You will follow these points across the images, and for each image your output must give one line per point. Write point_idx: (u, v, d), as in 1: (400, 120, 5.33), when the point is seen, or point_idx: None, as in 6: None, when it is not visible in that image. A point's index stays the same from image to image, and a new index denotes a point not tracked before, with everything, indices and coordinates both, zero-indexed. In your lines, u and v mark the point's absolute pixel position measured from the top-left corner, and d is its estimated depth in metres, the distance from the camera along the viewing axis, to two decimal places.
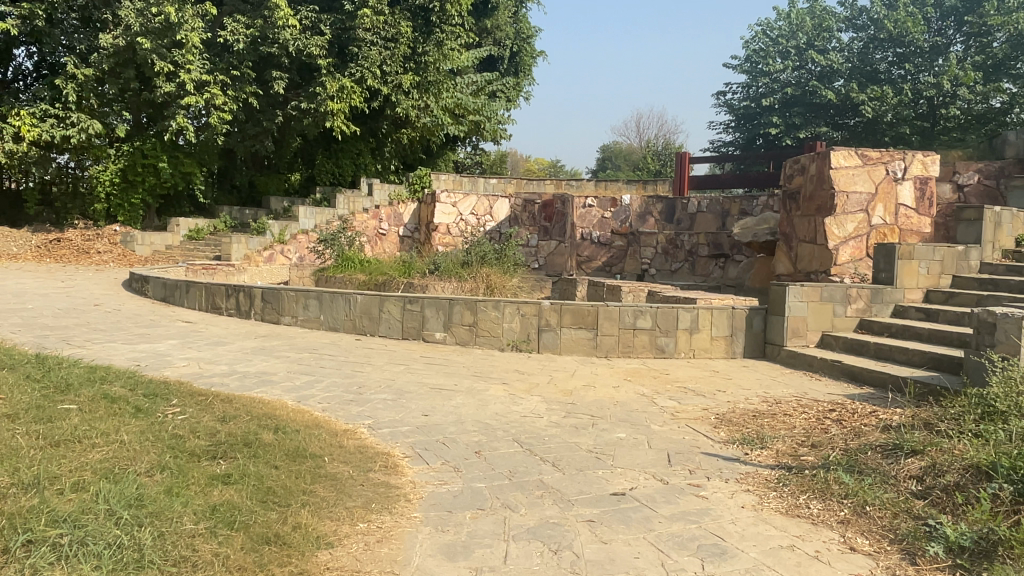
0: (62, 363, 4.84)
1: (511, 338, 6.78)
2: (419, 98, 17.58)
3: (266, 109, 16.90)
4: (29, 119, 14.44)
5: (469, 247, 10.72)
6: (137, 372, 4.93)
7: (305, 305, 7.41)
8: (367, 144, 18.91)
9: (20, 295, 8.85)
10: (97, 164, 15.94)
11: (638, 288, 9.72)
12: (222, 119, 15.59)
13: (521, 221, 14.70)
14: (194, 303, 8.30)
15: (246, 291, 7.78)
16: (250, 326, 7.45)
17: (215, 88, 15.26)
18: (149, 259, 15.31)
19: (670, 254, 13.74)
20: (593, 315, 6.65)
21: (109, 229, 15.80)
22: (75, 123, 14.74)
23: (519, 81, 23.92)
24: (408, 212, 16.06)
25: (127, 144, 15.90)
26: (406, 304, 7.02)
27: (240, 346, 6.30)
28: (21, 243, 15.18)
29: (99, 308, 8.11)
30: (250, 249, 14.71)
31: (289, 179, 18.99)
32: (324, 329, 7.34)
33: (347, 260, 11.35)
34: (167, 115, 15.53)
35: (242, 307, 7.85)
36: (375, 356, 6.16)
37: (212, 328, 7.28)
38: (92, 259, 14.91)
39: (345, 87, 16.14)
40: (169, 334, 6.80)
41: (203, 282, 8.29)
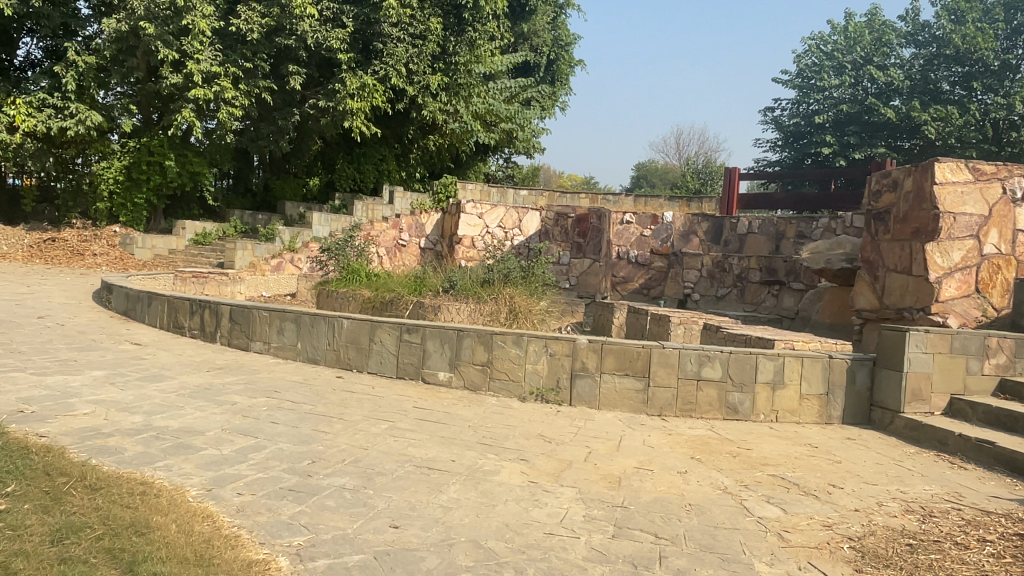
0: None
1: (535, 385, 5.20)
2: (447, 101, 16.19)
3: (281, 107, 15.67)
4: (26, 108, 13.20)
5: (491, 263, 9.17)
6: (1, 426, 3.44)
7: (280, 329, 5.94)
8: (391, 149, 17.66)
9: None
10: (101, 160, 14.76)
11: (690, 320, 8.10)
12: (232, 115, 14.35)
13: (552, 236, 13.19)
14: (156, 320, 6.88)
15: (212, 308, 6.34)
16: (211, 353, 5.97)
17: (226, 82, 14.01)
18: (148, 264, 13.96)
19: (716, 278, 12.02)
20: (644, 360, 5.04)
21: (108, 231, 14.59)
22: (74, 114, 13.49)
23: (555, 91, 22.59)
24: (430, 223, 14.65)
25: (133, 140, 14.68)
26: (404, 334, 5.48)
27: (182, 384, 4.80)
28: (12, 242, 13.88)
29: (41, 320, 6.68)
30: (256, 256, 13.32)
31: (307, 184, 17.61)
32: (301, 360, 5.85)
33: (352, 273, 9.81)
34: (174, 108, 14.29)
35: (207, 328, 6.40)
36: (353, 403, 4.62)
37: (163, 354, 5.80)
38: (85, 262, 13.60)
39: (366, 84, 14.75)
40: (104, 361, 5.32)
41: (167, 294, 6.87)
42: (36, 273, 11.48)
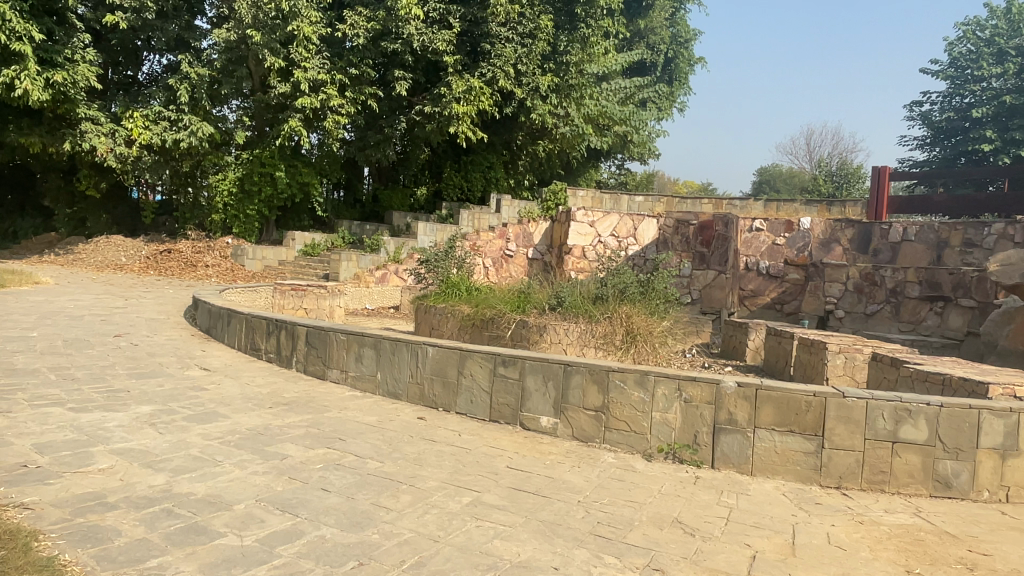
0: None
1: (666, 440, 4.02)
2: (557, 103, 15.23)
3: (388, 114, 15.18)
4: (143, 121, 13.36)
5: (604, 275, 7.96)
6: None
7: (358, 356, 5.04)
8: (499, 156, 16.85)
9: (46, 316, 7.10)
10: (216, 172, 14.73)
11: (851, 347, 6.62)
12: (339, 123, 13.93)
13: (672, 245, 11.81)
14: (235, 340, 6.20)
15: (288, 329, 5.56)
16: (282, 382, 5.16)
17: (332, 89, 13.65)
18: (257, 275, 13.61)
19: (864, 293, 10.22)
20: (816, 412, 3.77)
21: (221, 242, 14.44)
22: (187, 126, 13.49)
23: (673, 90, 21.18)
24: (539, 232, 13.54)
25: (245, 151, 14.54)
26: (499, 367, 4.44)
27: (233, 427, 3.97)
28: (131, 254, 14.05)
29: (116, 340, 6.15)
30: (361, 267, 12.80)
31: (415, 194, 17.02)
32: (381, 394, 4.92)
33: (451, 287, 8.76)
34: (282, 118, 14.04)
35: (283, 352, 5.61)
36: (431, 460, 3.61)
37: (228, 383, 5.04)
38: (196, 273, 13.44)
39: (473, 87, 13.90)
40: (159, 393, 4.59)
41: (245, 312, 6.18)
42: (144, 285, 11.36)
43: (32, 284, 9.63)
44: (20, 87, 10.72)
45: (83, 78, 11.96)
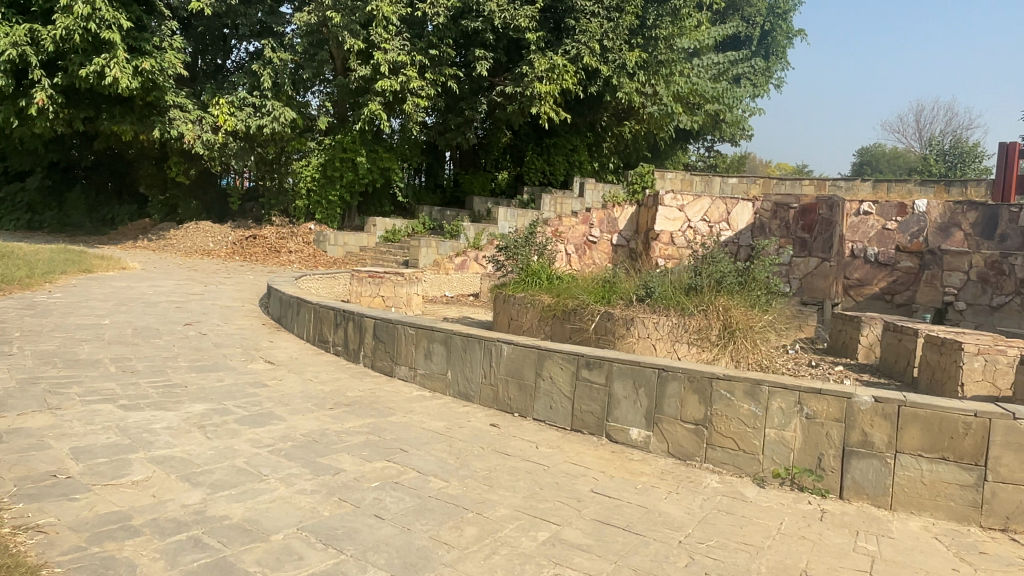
0: None
1: (783, 463, 3.37)
2: (645, 81, 14.41)
3: (469, 96, 14.74)
4: (228, 107, 13.47)
5: (697, 261, 7.21)
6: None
7: (427, 352, 4.59)
8: (583, 138, 16.17)
9: (124, 303, 7.03)
10: (300, 159, 14.71)
11: (991, 349, 5.69)
12: (419, 106, 13.54)
13: (770, 231, 10.73)
14: (303, 331, 5.87)
15: (355, 320, 5.16)
16: (347, 378, 4.76)
17: (412, 71, 13.24)
18: (338, 261, 13.41)
19: (990, 283, 8.73)
20: (976, 437, 3.03)
21: (304, 228, 14.35)
22: (270, 112, 13.48)
23: (769, 65, 19.87)
24: (624, 217, 12.94)
25: (328, 137, 14.42)
26: (583, 370, 3.90)
27: (287, 432, 3.58)
28: (218, 240, 14.21)
29: (185, 329, 5.94)
30: (440, 254, 12.48)
31: (496, 178, 16.52)
32: (451, 395, 4.46)
33: (532, 275, 8.22)
34: (363, 102, 13.82)
35: (350, 345, 5.23)
36: (503, 481, 3.09)
37: (290, 378, 4.68)
38: (280, 258, 13.41)
39: (556, 65, 13.23)
40: (217, 390, 4.27)
41: (314, 301, 5.83)
42: (226, 270, 11.37)
43: (119, 270, 9.73)
44: (110, 75, 10.86)
45: (171, 64, 12.08)
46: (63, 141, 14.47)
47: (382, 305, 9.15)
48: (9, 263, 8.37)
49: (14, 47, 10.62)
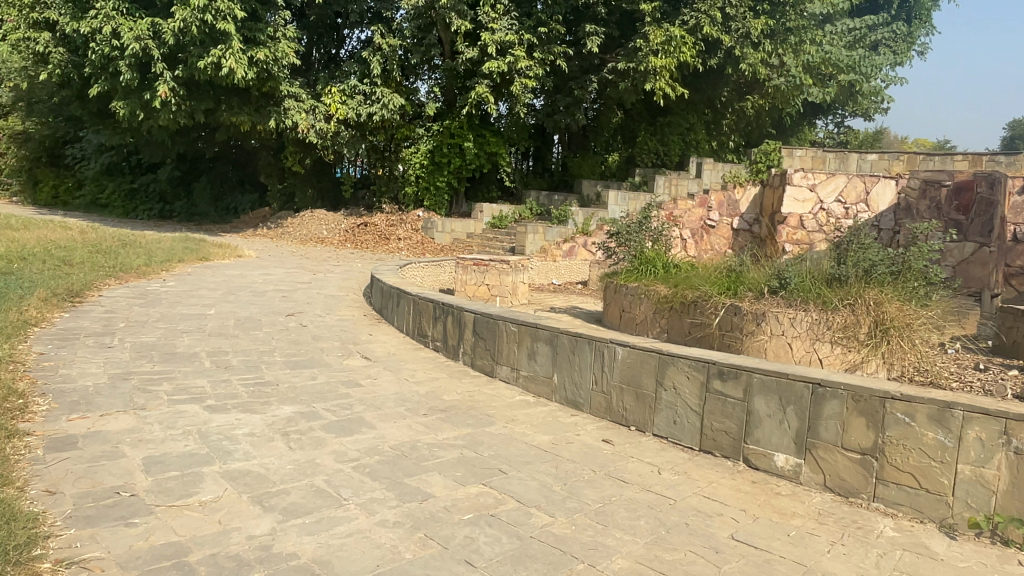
0: None
1: (982, 510, 2.62)
2: (771, 50, 13.23)
3: (579, 75, 14.07)
4: (339, 96, 13.50)
5: (839, 244, 6.30)
6: (29, 546, 2.05)
7: (531, 352, 4.10)
8: (701, 116, 15.16)
9: (232, 292, 6.99)
10: (408, 145, 14.54)
11: None
12: (528, 87, 12.96)
13: (917, 213, 9.52)
14: (402, 324, 5.50)
15: (454, 315, 4.73)
16: (445, 377, 4.34)
17: (520, 50, 12.64)
18: (445, 249, 13.18)
19: None
20: None
21: (412, 215, 14.20)
22: (379, 100, 13.37)
23: (914, 29, 17.79)
24: (746, 199, 11.95)
25: (436, 123, 14.16)
26: (714, 382, 3.27)
27: (375, 440, 3.18)
28: (331, 227, 14.27)
29: (287, 319, 5.72)
30: (547, 241, 11.96)
31: (606, 160, 15.74)
32: (558, 402, 3.95)
33: (646, 263, 7.54)
34: (470, 85, 13.43)
35: (449, 340, 4.81)
36: (622, 519, 2.55)
37: (386, 376, 4.29)
38: (389, 246, 13.29)
39: (673, 36, 12.28)
40: (308, 388, 3.95)
41: (414, 292, 5.45)
42: (337, 258, 11.37)
43: (234, 258, 9.87)
44: (227, 65, 11.10)
45: (284, 54, 12.22)
46: (189, 133, 15.07)
47: (488, 294, 8.73)
48: (132, 252, 8.62)
49: (138, 41, 11.09)
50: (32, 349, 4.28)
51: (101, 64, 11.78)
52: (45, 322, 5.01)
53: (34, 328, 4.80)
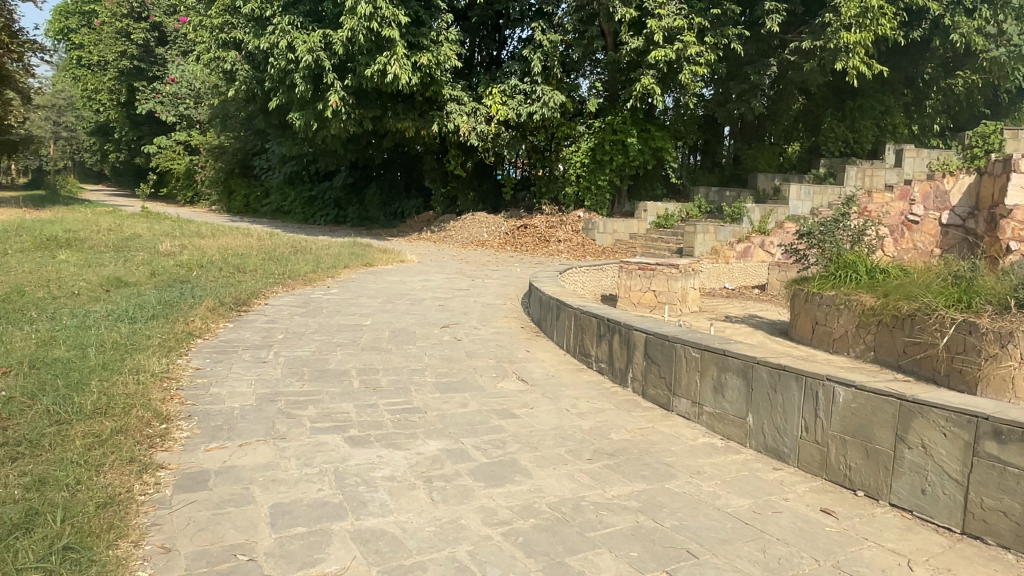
0: (8, 557, 1.90)
1: None
2: (991, 16, 11.30)
3: (756, 59, 12.84)
4: (500, 97, 13.14)
5: None
6: None
7: (719, 384, 3.37)
8: (899, 97, 13.35)
9: (391, 299, 6.82)
10: (569, 143, 14.00)
11: None
12: (697, 75, 11.97)
13: None
14: (562, 340, 4.92)
15: (622, 334, 4.08)
16: (612, 409, 3.68)
17: (690, 36, 11.66)
18: (607, 251, 12.47)
19: None
20: None
21: (572, 216, 13.54)
22: (540, 97, 12.79)
23: None
24: (959, 189, 9.87)
25: (598, 119, 13.51)
26: (987, 442, 2.38)
27: (531, 495, 2.62)
28: (492, 230, 14.02)
29: (441, 332, 5.34)
30: (719, 241, 10.88)
31: (785, 151, 14.31)
32: (754, 449, 3.20)
33: (845, 270, 6.16)
34: (635, 78, 12.60)
35: (615, 363, 4.15)
36: None
37: (545, 404, 3.73)
38: (549, 249, 12.78)
39: (870, 8, 10.77)
40: (458, 416, 3.45)
41: (575, 305, 4.85)
42: (496, 262, 11.05)
43: (396, 263, 9.85)
44: (391, 71, 11.18)
45: (446, 58, 12.15)
46: (359, 141, 15.61)
47: (654, 301, 7.83)
48: (301, 258, 8.82)
49: (311, 53, 11.50)
50: (190, 364, 4.20)
51: (280, 77, 12.39)
52: (209, 333, 5.00)
53: (198, 339, 4.79)
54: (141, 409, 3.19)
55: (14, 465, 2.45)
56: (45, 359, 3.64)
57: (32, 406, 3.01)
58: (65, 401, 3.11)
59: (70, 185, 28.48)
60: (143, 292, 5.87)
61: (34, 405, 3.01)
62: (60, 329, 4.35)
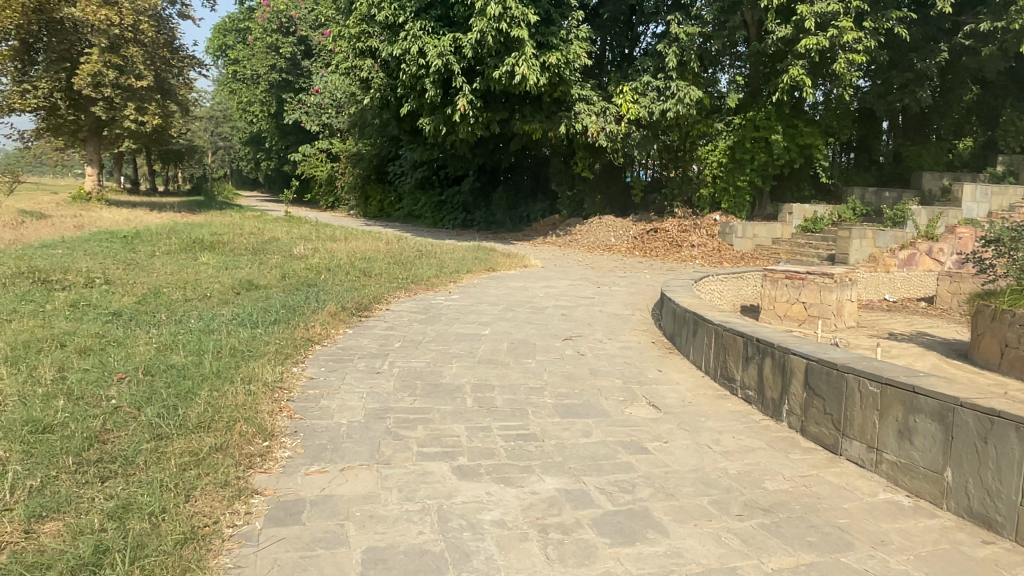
0: None
1: None
2: None
3: (924, 45, 11.49)
4: (632, 95, 12.56)
5: None
6: None
7: (906, 427, 2.74)
8: None
9: (514, 307, 6.50)
10: (705, 142, 13.18)
11: None
12: (854, 64, 10.83)
13: None
14: (700, 359, 4.36)
15: (775, 358, 3.49)
16: (764, 449, 3.13)
17: (847, 21, 10.55)
18: (746, 256, 11.55)
19: None
20: None
21: (708, 219, 12.72)
22: (674, 94, 12.08)
23: None
24: None
25: (738, 116, 12.61)
26: None
27: (666, 561, 2.15)
28: (620, 234, 13.39)
29: (564, 346, 4.94)
30: (878, 248, 9.80)
31: (955, 146, 12.76)
32: (953, 512, 2.55)
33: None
34: (781, 70, 11.62)
35: (766, 392, 3.58)
36: None
37: (682, 436, 3.22)
38: (681, 254, 12.02)
39: None
40: (581, 446, 3.03)
41: (716, 321, 4.28)
42: (625, 268, 10.51)
43: (521, 269, 9.56)
44: (520, 72, 10.92)
45: (576, 56, 11.76)
46: (487, 144, 15.57)
47: (804, 314, 6.80)
48: (425, 262, 8.72)
49: (441, 57, 11.47)
50: (304, 373, 4.04)
51: (411, 84, 12.50)
52: (328, 339, 4.87)
53: (314, 346, 4.66)
54: (244, 424, 3.00)
55: (102, 487, 2.31)
56: (161, 366, 3.59)
57: (135, 418, 2.91)
58: (169, 413, 2.99)
59: (227, 191, 30.79)
60: (270, 296, 5.89)
61: (138, 417, 2.90)
62: (184, 333, 4.35)
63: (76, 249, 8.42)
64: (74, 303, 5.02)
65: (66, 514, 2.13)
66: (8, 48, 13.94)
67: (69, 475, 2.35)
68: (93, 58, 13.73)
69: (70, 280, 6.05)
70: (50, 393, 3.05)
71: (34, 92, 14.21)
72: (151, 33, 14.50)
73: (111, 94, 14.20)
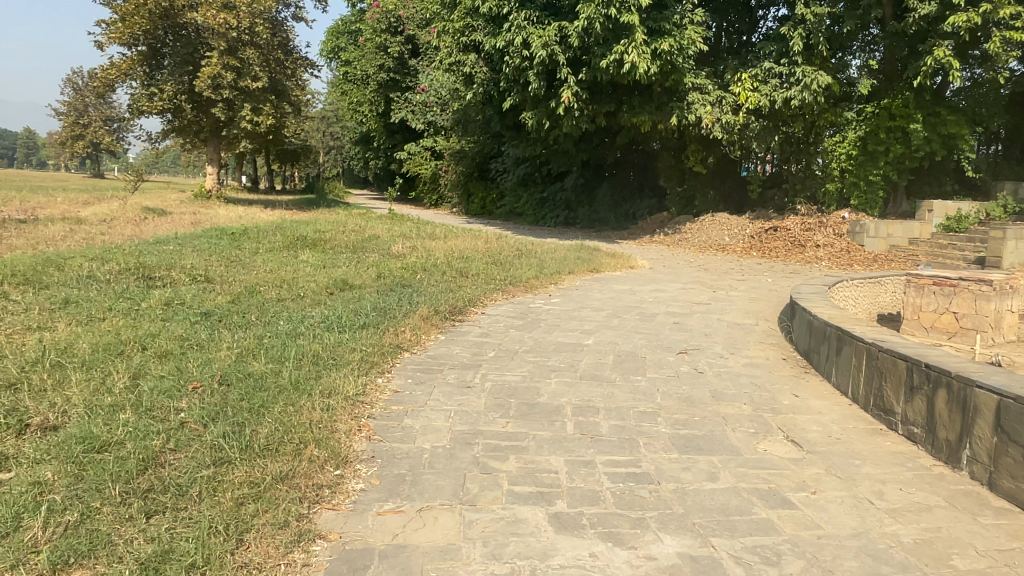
0: None
1: None
2: None
3: None
4: (750, 83, 11.65)
5: None
6: None
7: None
8: None
9: (619, 313, 5.97)
10: (832, 133, 12.06)
11: None
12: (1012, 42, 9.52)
13: None
14: (844, 383, 3.69)
15: (951, 389, 2.81)
16: (944, 508, 2.47)
17: None
18: (880, 258, 10.40)
19: None
20: None
21: (834, 217, 11.61)
22: (800, 79, 11.00)
23: None
24: None
25: (871, 104, 11.46)
26: None
27: None
28: (734, 233, 12.49)
29: (678, 361, 4.36)
30: None
31: None
32: None
33: None
34: (923, 51, 10.35)
35: (939, 431, 2.89)
36: None
37: (834, 486, 2.60)
38: (804, 254, 10.99)
39: None
40: (707, 494, 2.48)
41: (866, 338, 3.59)
42: (741, 270, 9.69)
43: (627, 270, 8.97)
44: (628, 60, 10.30)
45: (690, 42, 11.03)
46: (592, 139, 15.04)
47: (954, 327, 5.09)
48: (526, 262, 8.31)
49: (546, 48, 11.01)
50: (389, 386, 3.68)
51: (514, 77, 12.13)
52: (418, 346, 4.52)
53: (403, 354, 4.31)
54: (316, 448, 2.65)
55: (145, 525, 2.00)
56: (238, 375, 3.33)
57: (200, 437, 2.61)
58: (236, 432, 2.68)
59: (338, 189, 31.75)
60: (362, 297, 5.64)
61: (203, 435, 2.62)
62: (269, 337, 4.12)
63: (186, 245, 8.58)
64: (168, 301, 4.93)
65: (99, 560, 1.83)
66: (137, 53, 14.69)
67: (112, 507, 2.06)
68: (213, 60, 14.26)
69: (171, 278, 6.05)
70: (117, 404, 2.82)
71: (161, 95, 14.84)
72: (267, 35, 14.91)
73: (229, 94, 14.73)
